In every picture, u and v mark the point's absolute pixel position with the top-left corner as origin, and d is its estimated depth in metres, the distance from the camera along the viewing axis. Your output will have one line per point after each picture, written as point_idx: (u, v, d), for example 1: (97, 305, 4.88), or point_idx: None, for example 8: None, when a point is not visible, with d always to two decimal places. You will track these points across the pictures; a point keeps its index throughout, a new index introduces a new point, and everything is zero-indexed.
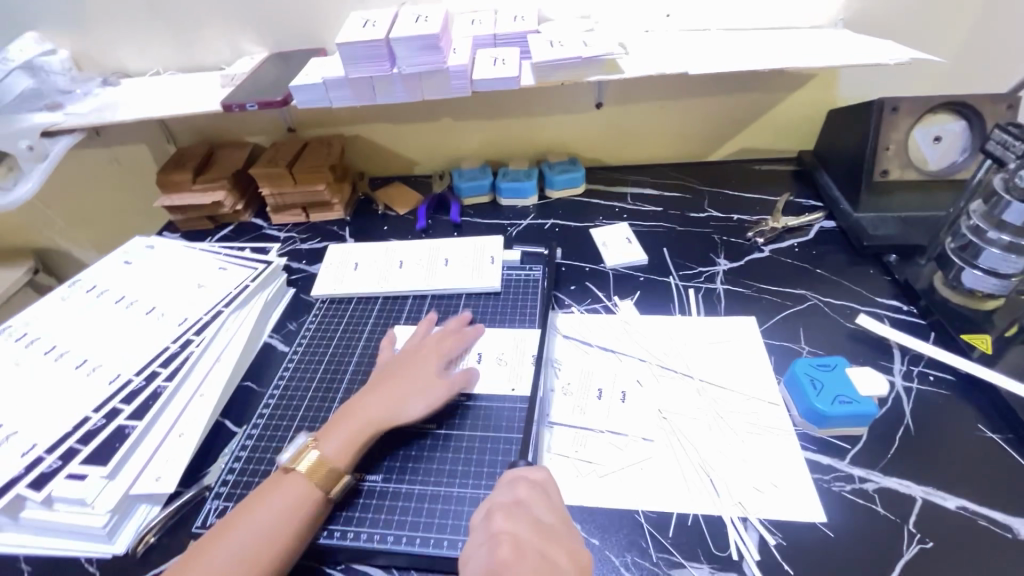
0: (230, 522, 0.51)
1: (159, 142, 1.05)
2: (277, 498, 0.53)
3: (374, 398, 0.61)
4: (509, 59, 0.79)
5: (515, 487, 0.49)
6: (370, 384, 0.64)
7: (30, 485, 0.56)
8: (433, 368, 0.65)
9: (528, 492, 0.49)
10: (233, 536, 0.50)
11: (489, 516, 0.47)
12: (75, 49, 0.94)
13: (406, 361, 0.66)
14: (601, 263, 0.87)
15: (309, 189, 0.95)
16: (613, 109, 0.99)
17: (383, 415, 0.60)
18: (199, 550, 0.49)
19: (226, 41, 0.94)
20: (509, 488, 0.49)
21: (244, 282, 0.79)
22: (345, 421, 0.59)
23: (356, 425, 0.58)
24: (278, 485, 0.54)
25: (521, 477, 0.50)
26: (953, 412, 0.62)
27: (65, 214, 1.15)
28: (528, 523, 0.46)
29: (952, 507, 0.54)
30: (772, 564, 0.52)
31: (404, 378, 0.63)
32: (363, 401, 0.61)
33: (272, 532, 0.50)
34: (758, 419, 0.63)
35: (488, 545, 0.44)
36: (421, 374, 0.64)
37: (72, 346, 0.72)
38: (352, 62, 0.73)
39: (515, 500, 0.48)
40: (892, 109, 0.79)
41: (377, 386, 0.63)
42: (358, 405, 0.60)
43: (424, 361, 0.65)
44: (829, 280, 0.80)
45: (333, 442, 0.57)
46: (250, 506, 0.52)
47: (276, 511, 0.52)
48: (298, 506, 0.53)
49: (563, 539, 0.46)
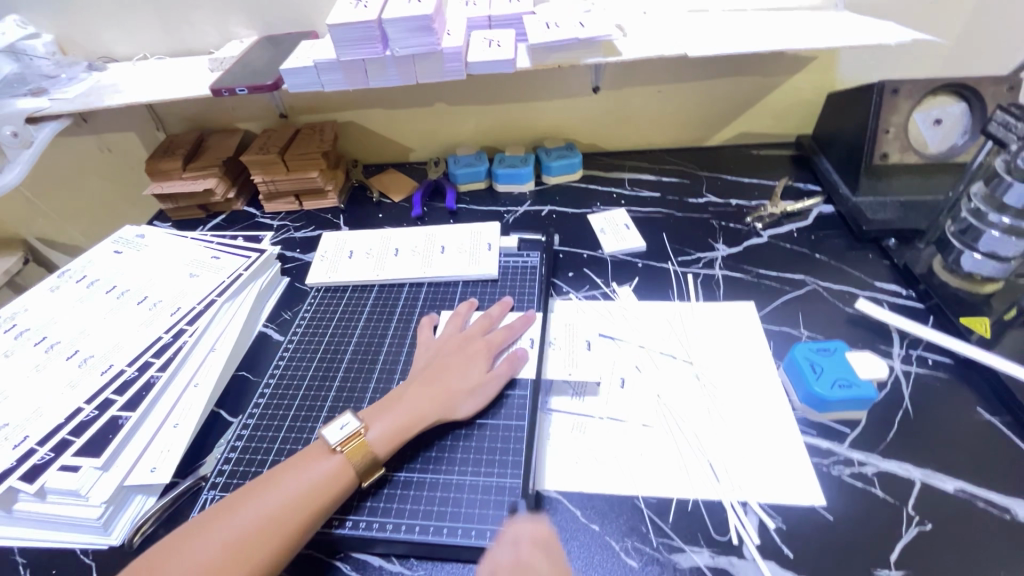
0: (257, 489, 0.51)
1: (148, 129, 1.03)
2: (307, 473, 0.52)
3: (427, 390, 0.60)
4: (504, 41, 0.77)
5: (517, 548, 0.48)
6: (418, 374, 0.63)
7: (23, 477, 0.55)
8: (484, 363, 0.64)
9: (531, 552, 0.48)
10: (257, 505, 0.49)
11: None
12: (58, 33, 0.91)
13: (455, 354, 0.64)
14: (600, 249, 0.86)
15: (302, 176, 0.94)
16: (610, 93, 0.98)
17: (434, 411, 0.59)
18: (216, 515, 0.49)
19: (214, 25, 0.92)
20: (510, 550, 0.48)
21: (237, 271, 0.78)
22: (398, 408, 0.58)
23: (406, 416, 0.58)
24: (311, 459, 0.54)
25: (522, 536, 0.49)
26: (951, 395, 0.63)
27: (52, 204, 1.14)
28: None
29: (951, 489, 0.55)
30: (772, 548, 0.51)
31: (454, 373, 0.62)
32: (412, 392, 0.60)
33: (297, 508, 0.50)
34: (756, 403, 0.63)
35: None
36: (472, 369, 0.63)
37: (63, 337, 0.70)
38: (341, 45, 0.72)
39: (514, 561, 0.47)
40: (892, 91, 0.78)
41: (429, 377, 0.61)
42: (411, 394, 0.60)
43: (475, 355, 0.64)
44: (829, 265, 0.80)
45: (380, 426, 0.57)
46: (278, 477, 0.52)
47: (304, 485, 0.51)
48: (327, 484, 0.52)
49: None
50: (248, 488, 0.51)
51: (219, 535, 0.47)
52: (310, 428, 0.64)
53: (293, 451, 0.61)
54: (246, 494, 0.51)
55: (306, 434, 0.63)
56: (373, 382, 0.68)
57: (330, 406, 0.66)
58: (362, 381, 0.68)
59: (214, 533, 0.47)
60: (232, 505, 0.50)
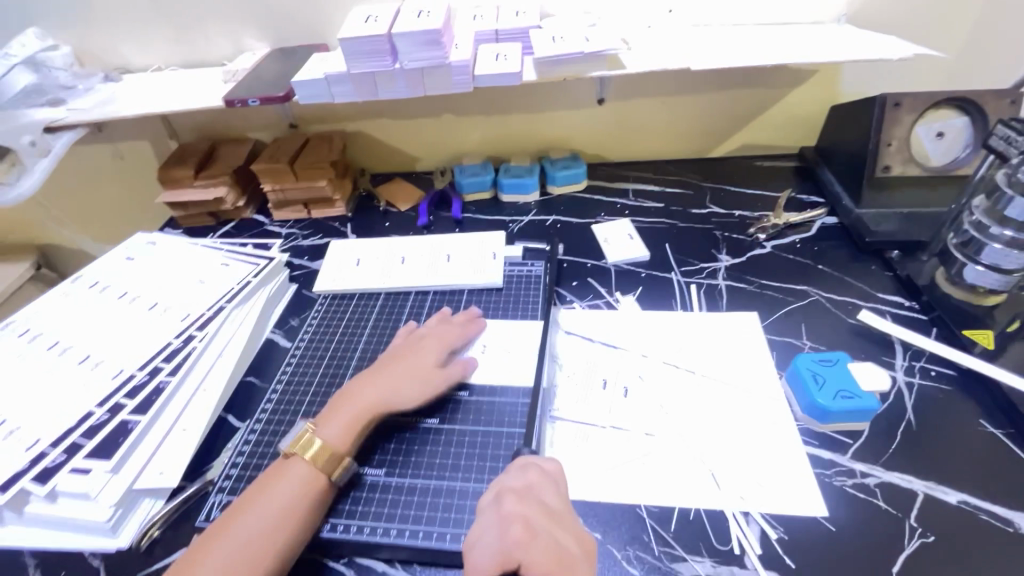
0: (241, 508, 0.52)
1: (160, 138, 1.05)
2: (286, 484, 0.53)
3: (371, 386, 0.61)
4: (511, 54, 0.79)
5: (526, 472, 0.51)
6: (364, 373, 0.65)
7: (35, 479, 0.56)
8: (429, 359, 0.65)
9: (539, 479, 0.51)
10: (239, 526, 0.50)
11: (501, 497, 0.48)
12: (76, 45, 0.94)
13: (398, 354, 0.66)
14: (603, 259, 0.87)
15: (310, 185, 0.95)
16: (615, 105, 0.99)
17: (379, 405, 0.60)
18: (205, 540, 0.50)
19: (227, 38, 0.94)
20: (519, 474, 0.51)
21: (246, 277, 0.80)
22: (345, 405, 0.60)
23: (354, 411, 0.59)
24: (285, 470, 0.55)
25: (532, 465, 0.52)
26: (954, 407, 0.63)
27: (66, 210, 1.16)
28: (538, 507, 0.48)
29: (954, 502, 0.55)
30: (774, 558, 0.52)
31: (396, 369, 0.63)
32: (358, 389, 0.61)
33: (283, 518, 0.51)
34: (758, 413, 0.63)
35: (500, 524, 0.46)
36: (416, 365, 0.64)
37: (76, 342, 0.72)
38: (352, 58, 0.73)
39: (526, 484, 0.50)
40: (894, 104, 0.79)
41: (373, 373, 0.63)
42: (358, 389, 0.61)
43: (422, 353, 0.66)
44: (831, 276, 0.80)
45: (334, 425, 0.58)
46: (253, 494, 0.53)
47: (287, 497, 0.52)
48: (308, 491, 0.53)
49: (568, 523, 0.48)
50: (232, 508, 0.52)
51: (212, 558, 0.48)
52: None
53: None
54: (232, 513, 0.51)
55: None
56: None
57: None
58: None
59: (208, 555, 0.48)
60: (220, 526, 0.50)
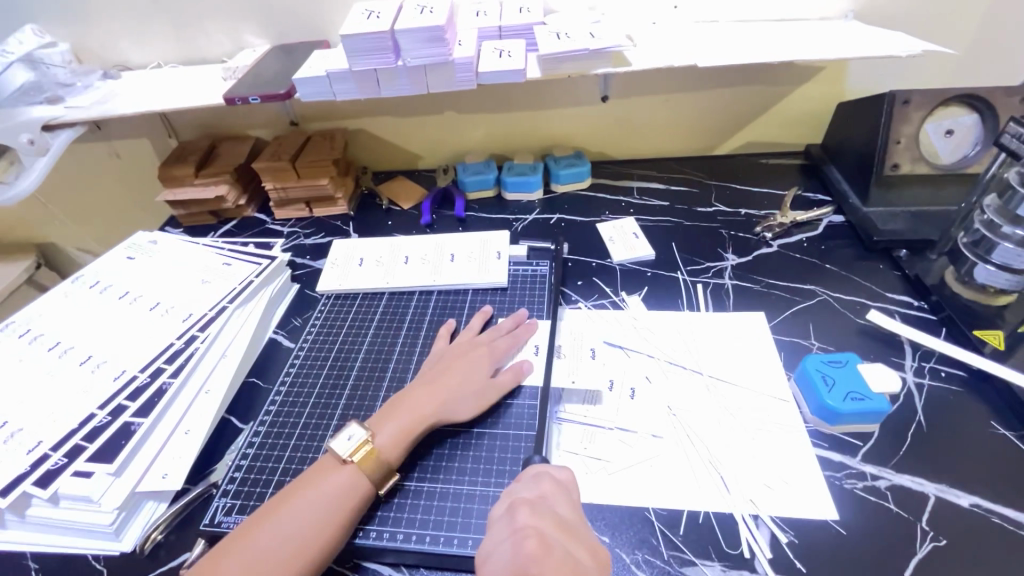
0: (274, 509, 0.51)
1: (160, 135, 1.04)
2: (323, 488, 0.52)
3: (429, 394, 0.60)
4: (515, 51, 0.78)
5: (539, 482, 0.50)
6: (420, 377, 0.64)
7: (37, 483, 0.56)
8: (485, 368, 0.64)
9: (551, 490, 0.50)
10: (270, 529, 0.49)
11: (513, 510, 0.47)
12: (74, 42, 0.93)
13: (455, 359, 0.65)
14: (608, 258, 0.86)
15: (312, 183, 0.94)
16: (620, 102, 0.98)
17: (434, 414, 0.59)
18: (233, 540, 0.49)
19: (227, 34, 0.93)
20: (532, 485, 0.50)
21: (248, 277, 0.79)
22: (401, 412, 0.59)
23: (408, 419, 0.58)
24: (324, 473, 0.54)
25: (545, 475, 0.51)
26: (965, 409, 0.62)
27: (66, 208, 1.15)
28: (551, 519, 0.46)
29: (966, 505, 0.54)
30: (785, 563, 0.51)
31: (453, 376, 0.62)
32: (414, 395, 0.61)
33: (319, 524, 0.50)
34: (767, 415, 0.62)
35: (512, 538, 0.44)
36: (472, 374, 0.63)
37: (77, 342, 0.71)
38: (354, 55, 0.72)
39: (539, 495, 0.49)
40: (903, 101, 0.78)
41: (431, 379, 0.62)
42: (414, 396, 0.60)
43: (479, 360, 0.65)
44: (839, 276, 0.79)
45: (388, 432, 0.57)
46: (291, 496, 0.52)
47: (324, 501, 0.52)
48: (346, 498, 0.52)
49: (582, 536, 0.46)
50: (264, 508, 0.52)
51: (240, 559, 0.47)
52: (320, 437, 0.64)
53: (304, 460, 0.61)
54: (265, 514, 0.51)
55: (317, 442, 0.63)
56: (383, 390, 0.68)
57: (340, 414, 0.66)
58: (372, 390, 0.68)
59: (235, 555, 0.48)
60: (251, 527, 0.50)
